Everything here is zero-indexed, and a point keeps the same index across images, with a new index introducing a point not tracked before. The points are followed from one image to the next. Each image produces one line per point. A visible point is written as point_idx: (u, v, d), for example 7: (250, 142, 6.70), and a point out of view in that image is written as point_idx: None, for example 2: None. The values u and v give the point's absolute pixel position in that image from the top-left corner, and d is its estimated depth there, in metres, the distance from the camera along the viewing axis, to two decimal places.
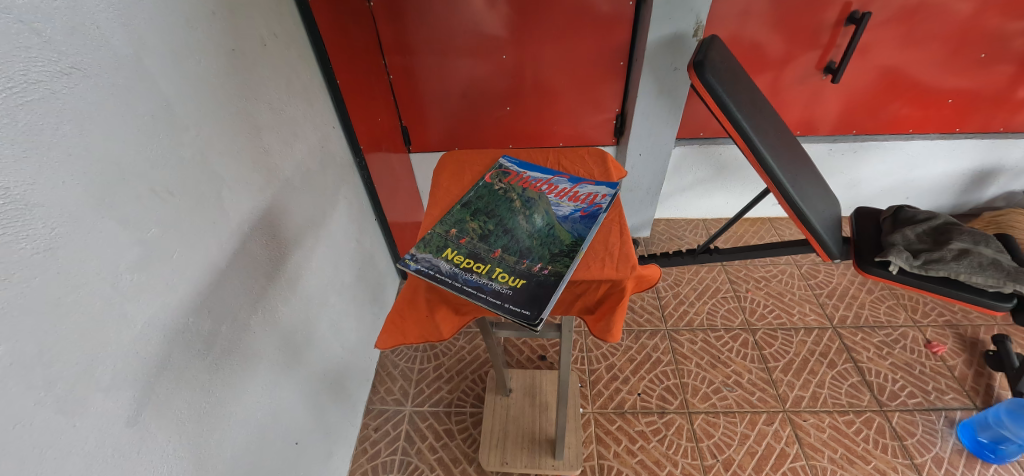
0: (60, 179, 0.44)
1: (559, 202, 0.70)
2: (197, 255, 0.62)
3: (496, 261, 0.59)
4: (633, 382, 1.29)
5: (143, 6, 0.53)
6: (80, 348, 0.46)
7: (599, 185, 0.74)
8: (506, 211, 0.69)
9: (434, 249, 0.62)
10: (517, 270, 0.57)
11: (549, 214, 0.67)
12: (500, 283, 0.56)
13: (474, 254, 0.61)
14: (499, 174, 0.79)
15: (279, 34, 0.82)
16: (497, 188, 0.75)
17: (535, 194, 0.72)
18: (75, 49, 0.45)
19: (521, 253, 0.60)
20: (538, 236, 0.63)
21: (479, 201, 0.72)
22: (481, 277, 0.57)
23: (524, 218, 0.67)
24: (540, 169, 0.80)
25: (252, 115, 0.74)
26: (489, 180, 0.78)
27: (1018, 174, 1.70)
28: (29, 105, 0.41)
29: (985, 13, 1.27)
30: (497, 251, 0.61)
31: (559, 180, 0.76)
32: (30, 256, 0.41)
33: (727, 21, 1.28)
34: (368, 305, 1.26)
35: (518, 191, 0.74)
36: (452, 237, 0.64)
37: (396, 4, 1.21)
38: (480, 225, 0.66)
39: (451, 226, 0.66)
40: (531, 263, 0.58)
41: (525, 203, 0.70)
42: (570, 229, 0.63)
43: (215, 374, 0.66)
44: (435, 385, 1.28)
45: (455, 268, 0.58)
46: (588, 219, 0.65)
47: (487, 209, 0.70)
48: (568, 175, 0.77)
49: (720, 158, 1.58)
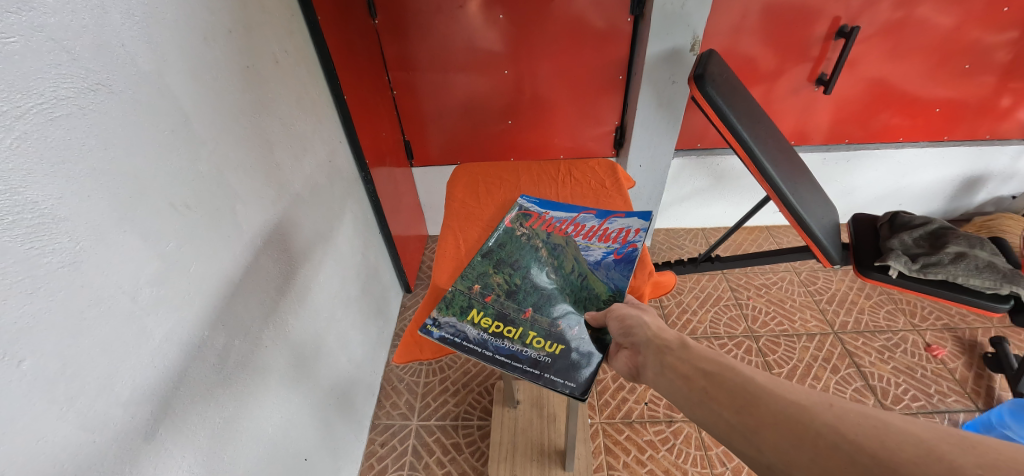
0: (85, 194, 0.44)
1: (590, 245, 0.71)
2: (212, 269, 0.62)
3: (528, 324, 0.60)
4: (640, 391, 1.30)
5: (165, 25, 0.54)
6: (100, 362, 0.46)
7: (630, 219, 0.76)
8: (533, 261, 0.70)
9: (458, 312, 0.62)
10: (553, 334, 0.58)
11: (579, 263, 0.68)
12: (536, 350, 0.57)
13: (503, 315, 0.61)
14: (520, 218, 0.80)
15: (290, 51, 0.84)
16: (519, 235, 0.76)
17: (562, 239, 0.73)
18: (101, 66, 0.46)
19: (555, 313, 0.61)
20: (571, 290, 0.64)
21: (501, 251, 0.73)
22: (514, 343, 0.57)
23: (553, 270, 0.68)
24: (562, 206, 0.81)
25: (264, 131, 0.75)
26: (510, 224, 0.78)
27: (1005, 179, 1.75)
28: (57, 120, 0.42)
29: (967, 24, 1.32)
30: (528, 311, 0.62)
31: (586, 216, 0.78)
32: (56, 269, 0.42)
33: (721, 36, 1.33)
34: (373, 318, 1.25)
35: (542, 236, 0.75)
36: (476, 296, 0.65)
37: (400, 22, 1.24)
38: (505, 280, 0.67)
39: (474, 282, 0.67)
40: (568, 326, 0.59)
41: (551, 251, 0.71)
42: (605, 280, 0.64)
43: (229, 389, 0.65)
44: (441, 398, 1.28)
45: (484, 334, 0.59)
46: (623, 263, 0.66)
47: (511, 259, 0.71)
48: (595, 209, 0.79)
49: (717, 169, 1.61)
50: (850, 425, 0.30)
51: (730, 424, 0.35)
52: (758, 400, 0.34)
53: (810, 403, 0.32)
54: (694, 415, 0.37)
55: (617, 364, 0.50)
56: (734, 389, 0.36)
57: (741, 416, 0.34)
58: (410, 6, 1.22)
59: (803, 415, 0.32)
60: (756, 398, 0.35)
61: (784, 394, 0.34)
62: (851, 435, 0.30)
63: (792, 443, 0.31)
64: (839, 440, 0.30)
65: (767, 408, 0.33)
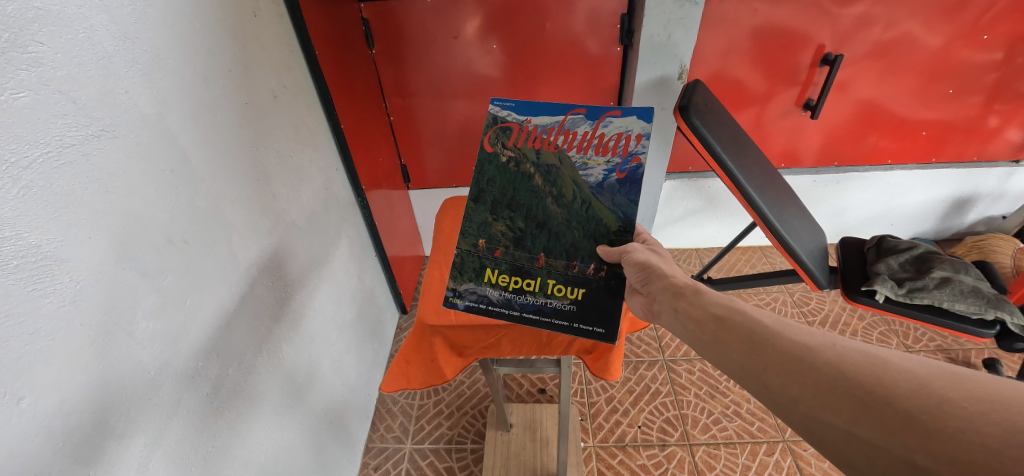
0: (86, 235, 0.47)
1: (587, 161, 0.65)
2: (209, 300, 0.64)
3: (545, 272, 0.65)
4: (633, 414, 1.30)
5: (169, 69, 0.57)
6: (96, 396, 0.48)
7: (628, 116, 0.64)
8: (531, 196, 0.66)
9: (473, 275, 0.66)
10: (571, 279, 0.64)
11: (580, 188, 0.65)
12: (559, 299, 0.64)
13: (519, 267, 0.66)
14: (498, 134, 0.67)
15: (288, 85, 0.87)
16: (506, 163, 0.67)
17: (554, 156, 0.66)
18: (106, 114, 0.48)
19: (568, 254, 0.65)
20: (579, 224, 0.65)
21: (493, 190, 0.67)
22: (537, 296, 0.65)
23: (554, 202, 0.65)
24: (546, 104, 0.66)
25: (261, 163, 0.77)
26: (490, 148, 0.67)
27: (995, 199, 1.77)
28: (62, 167, 0.44)
29: (952, 48, 1.35)
30: (541, 257, 0.66)
31: (576, 118, 0.65)
32: (56, 309, 0.44)
33: (710, 62, 1.36)
34: (368, 341, 1.26)
35: (531, 157, 0.66)
36: (485, 253, 0.66)
37: (398, 50, 1.29)
38: (508, 225, 0.66)
39: (477, 236, 0.67)
40: (584, 266, 0.65)
41: (547, 177, 0.66)
42: (611, 207, 0.64)
43: (222, 418, 0.67)
44: (435, 421, 1.28)
45: (506, 293, 0.66)
46: (627, 184, 0.63)
47: (506, 197, 0.66)
48: (585, 105, 0.64)
49: (709, 191, 1.64)
50: (841, 358, 0.39)
51: (740, 362, 0.46)
52: (765, 342, 0.45)
53: (809, 343, 0.42)
54: (710, 351, 0.50)
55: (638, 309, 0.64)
56: (743, 330, 0.48)
57: (750, 355, 0.45)
58: (406, 35, 1.26)
59: (805, 354, 0.42)
60: (758, 338, 0.46)
61: (787, 337, 0.44)
62: (845, 369, 0.38)
63: (796, 379, 0.40)
64: (836, 375, 0.38)
65: (767, 346, 0.44)
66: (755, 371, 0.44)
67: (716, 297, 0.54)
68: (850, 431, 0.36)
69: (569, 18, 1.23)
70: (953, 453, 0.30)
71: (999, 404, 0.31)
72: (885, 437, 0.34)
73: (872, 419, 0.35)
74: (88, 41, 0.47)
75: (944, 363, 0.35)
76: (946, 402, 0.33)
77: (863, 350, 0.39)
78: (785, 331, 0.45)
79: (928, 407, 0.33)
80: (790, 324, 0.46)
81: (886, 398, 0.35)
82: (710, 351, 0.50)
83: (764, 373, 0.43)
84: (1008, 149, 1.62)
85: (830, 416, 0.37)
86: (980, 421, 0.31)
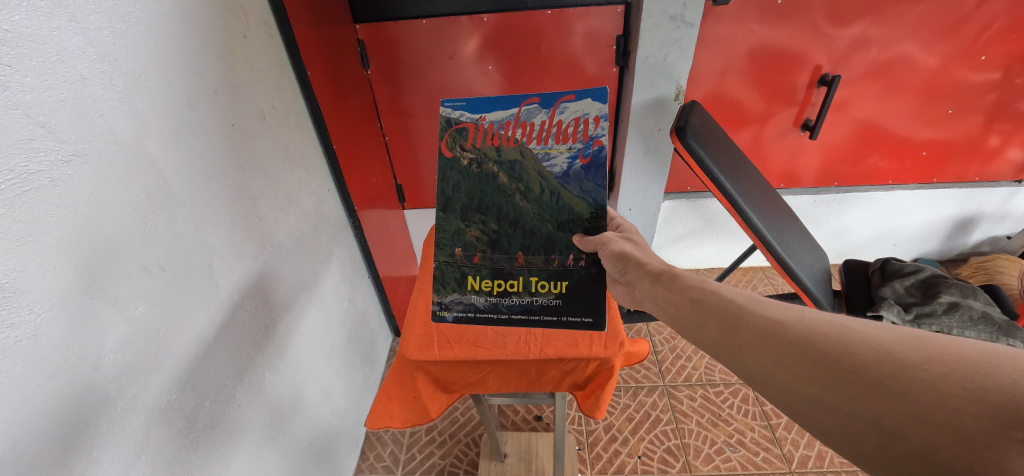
0: (49, 265, 0.44)
1: (549, 151, 0.61)
2: (185, 328, 0.61)
3: (525, 270, 0.63)
4: (632, 443, 1.26)
5: (149, 91, 0.55)
6: (55, 436, 0.45)
7: (582, 99, 0.60)
8: (499, 195, 0.63)
9: (456, 285, 0.64)
10: (552, 273, 0.62)
11: (546, 179, 0.62)
12: (544, 295, 0.63)
13: (499, 269, 0.63)
14: (454, 137, 0.62)
15: (278, 106, 0.86)
16: (468, 166, 0.63)
17: (515, 151, 0.62)
18: (78, 137, 0.46)
19: (545, 248, 0.63)
20: (550, 216, 0.62)
21: (461, 196, 0.64)
22: (522, 296, 0.63)
23: (523, 198, 0.63)
24: (497, 97, 0.61)
25: (248, 186, 0.76)
26: (449, 153, 0.63)
27: (998, 219, 1.76)
28: (26, 195, 0.42)
29: (951, 69, 1.35)
30: (518, 256, 0.63)
31: (531, 109, 0.61)
32: (12, 345, 0.41)
33: (707, 82, 1.36)
34: (359, 365, 1.23)
35: (492, 156, 0.62)
36: (463, 261, 0.64)
37: (393, 70, 1.29)
38: (482, 228, 0.64)
39: (452, 245, 0.64)
40: (563, 258, 0.63)
41: (511, 174, 0.62)
42: (580, 195, 0.62)
43: (197, 453, 0.63)
44: (427, 450, 1.24)
45: (491, 297, 0.64)
46: (592, 169, 0.60)
47: (474, 200, 0.64)
48: (538, 94, 0.60)
49: (708, 211, 1.62)
50: (809, 331, 0.39)
51: (717, 342, 0.46)
52: (739, 320, 0.45)
53: (779, 318, 0.42)
54: (689, 333, 0.49)
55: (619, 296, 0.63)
56: (717, 310, 0.47)
57: (725, 334, 0.45)
58: (401, 56, 1.26)
59: (775, 330, 0.41)
60: (732, 317, 0.46)
61: (759, 314, 0.44)
62: (813, 340, 0.38)
63: (768, 355, 0.40)
64: (805, 347, 0.38)
65: (741, 324, 0.44)
66: (730, 350, 0.44)
67: (693, 279, 0.54)
68: (821, 402, 0.36)
69: (565, 38, 1.23)
70: (916, 415, 0.31)
71: (956, 363, 0.31)
72: (853, 405, 0.34)
73: (841, 387, 0.35)
74: (62, 64, 0.45)
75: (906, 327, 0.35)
76: (909, 366, 0.33)
77: (830, 321, 0.39)
78: (757, 307, 0.45)
79: (893, 372, 0.33)
80: (762, 301, 0.46)
81: (852, 365, 0.35)
82: (690, 335, 0.50)
83: (739, 352, 0.43)
84: (1009, 169, 1.60)
85: (802, 389, 0.37)
86: (940, 383, 0.31)
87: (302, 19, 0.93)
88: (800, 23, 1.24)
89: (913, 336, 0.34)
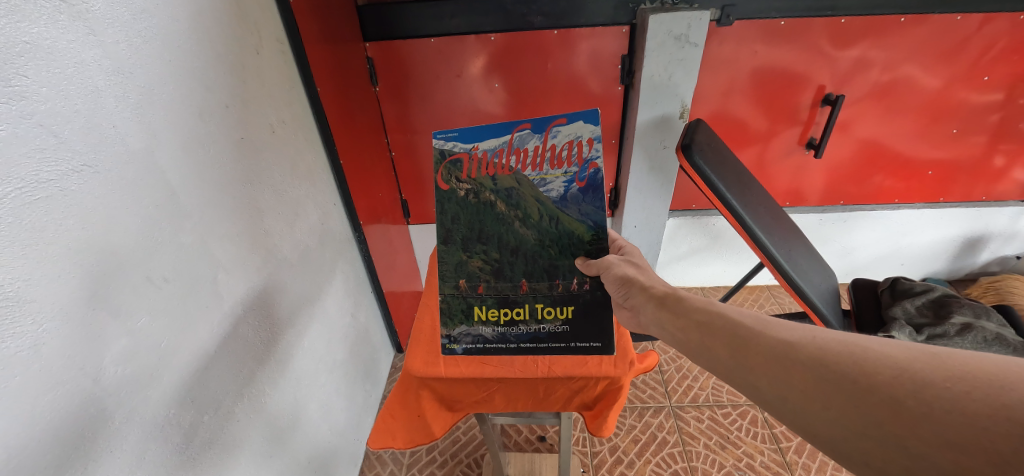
0: (54, 274, 0.43)
1: (545, 176, 0.60)
2: (187, 341, 0.60)
3: (530, 297, 0.63)
4: (638, 466, 1.22)
5: (161, 104, 0.56)
6: (49, 449, 0.44)
7: (574, 121, 0.59)
8: (498, 223, 0.62)
9: (462, 317, 0.65)
10: (557, 299, 0.63)
11: (544, 204, 0.61)
12: (551, 321, 0.63)
13: (505, 298, 0.63)
14: (449, 169, 0.61)
15: (287, 119, 0.87)
16: (465, 196, 0.62)
17: (510, 178, 0.61)
18: (89, 148, 0.47)
19: (548, 274, 0.63)
20: (552, 242, 0.62)
21: (460, 227, 0.63)
22: (529, 324, 0.63)
23: (522, 226, 0.62)
24: (488, 126, 0.60)
25: (255, 198, 0.76)
26: (445, 185, 0.62)
27: (1007, 239, 1.74)
28: (35, 204, 0.42)
29: (953, 88, 1.35)
30: (523, 284, 0.63)
31: (523, 135, 0.59)
32: (12, 355, 0.40)
33: (712, 101, 1.37)
34: (359, 381, 1.21)
35: (489, 185, 0.61)
36: (468, 292, 0.64)
37: (401, 87, 1.31)
38: (484, 258, 0.63)
39: (457, 278, 0.64)
40: (567, 283, 0.63)
41: (508, 202, 0.61)
42: (580, 218, 0.61)
43: (193, 469, 0.62)
44: (428, 470, 1.21)
45: (498, 328, 0.64)
46: (590, 192, 0.59)
47: (475, 230, 0.63)
48: (529, 119, 0.58)
49: (713, 229, 1.62)
50: (821, 351, 0.38)
51: (728, 367, 0.44)
52: (750, 343, 0.43)
53: (791, 340, 0.41)
54: (701, 359, 0.48)
55: (624, 321, 0.62)
56: (727, 334, 0.46)
57: (738, 359, 0.44)
58: (409, 72, 1.28)
59: (788, 351, 0.40)
60: (743, 341, 0.44)
61: (769, 337, 0.43)
62: (827, 360, 0.37)
63: (782, 378, 0.39)
64: (820, 368, 0.37)
65: (753, 347, 0.43)
66: (743, 375, 0.43)
67: (699, 303, 0.52)
68: (842, 424, 0.34)
69: (570, 58, 1.25)
70: (941, 435, 0.29)
71: (979, 379, 0.30)
72: (875, 427, 0.33)
73: (863, 408, 0.33)
74: (78, 75, 0.46)
75: (921, 344, 0.34)
76: (930, 384, 0.31)
77: (843, 339, 0.38)
78: (767, 329, 0.44)
79: (914, 390, 0.32)
80: (772, 322, 0.45)
81: (872, 385, 0.34)
82: (701, 360, 0.48)
83: (752, 376, 0.42)
84: (1016, 188, 1.60)
85: (818, 412, 0.36)
86: (963, 401, 0.30)
87: (312, 36, 0.94)
88: (802, 44, 1.25)
89: (929, 353, 0.33)
